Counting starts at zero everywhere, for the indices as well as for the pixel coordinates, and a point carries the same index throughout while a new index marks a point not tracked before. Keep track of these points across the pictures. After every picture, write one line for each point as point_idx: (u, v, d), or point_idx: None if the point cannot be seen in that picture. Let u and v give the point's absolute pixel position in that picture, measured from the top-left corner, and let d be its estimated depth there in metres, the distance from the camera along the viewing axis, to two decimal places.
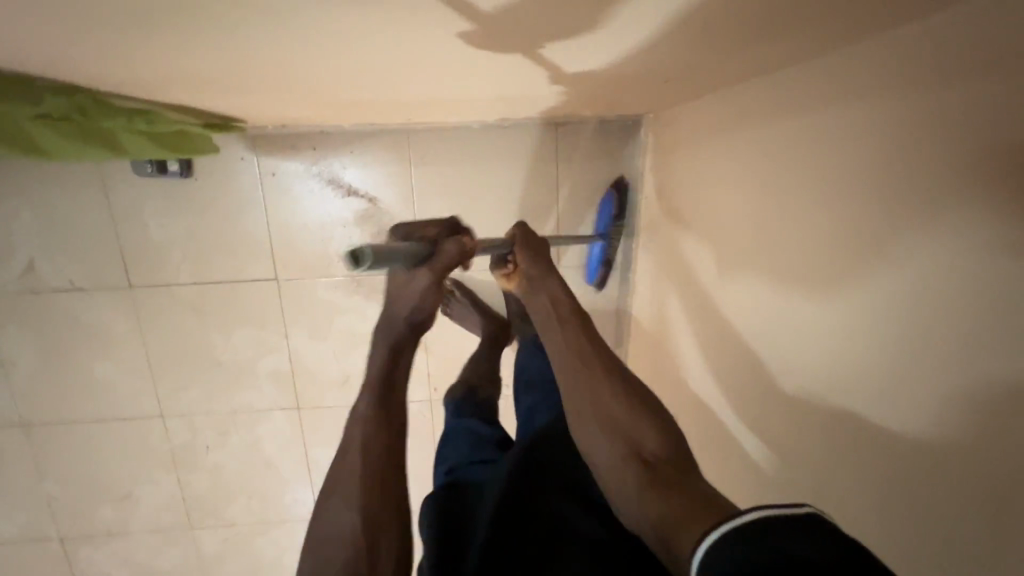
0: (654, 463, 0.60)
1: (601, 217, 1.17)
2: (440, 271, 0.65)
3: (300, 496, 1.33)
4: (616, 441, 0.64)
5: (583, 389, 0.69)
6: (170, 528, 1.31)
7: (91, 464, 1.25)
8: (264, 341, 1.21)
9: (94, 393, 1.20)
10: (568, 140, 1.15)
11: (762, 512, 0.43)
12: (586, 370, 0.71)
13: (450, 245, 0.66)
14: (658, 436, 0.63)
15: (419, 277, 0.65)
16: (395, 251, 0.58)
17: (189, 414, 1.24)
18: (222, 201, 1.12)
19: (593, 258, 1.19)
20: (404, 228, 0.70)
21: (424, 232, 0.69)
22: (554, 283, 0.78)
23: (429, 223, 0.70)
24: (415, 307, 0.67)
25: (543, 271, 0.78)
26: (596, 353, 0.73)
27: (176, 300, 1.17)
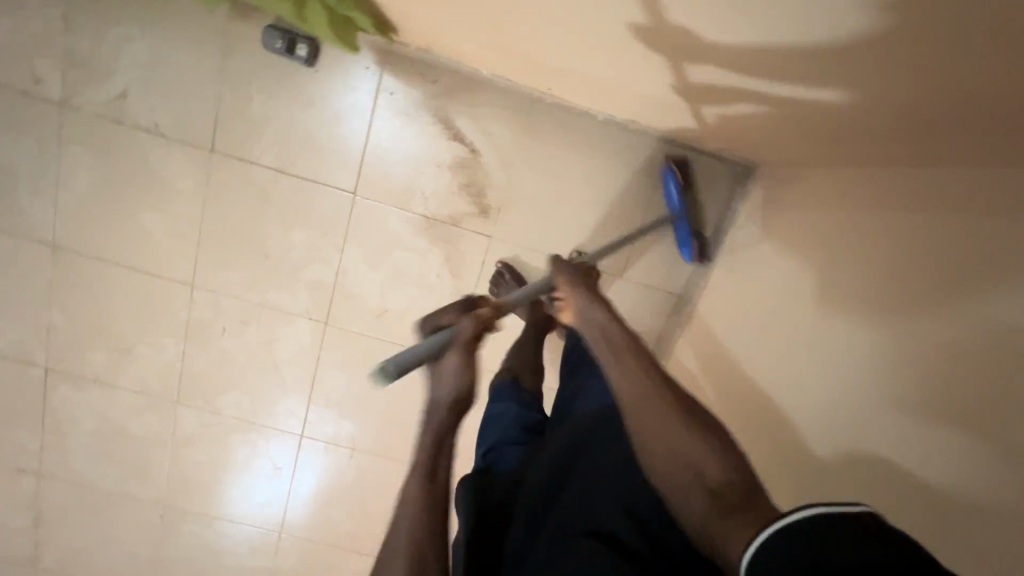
0: (719, 490, 0.53)
1: (635, 176, 1.14)
2: (468, 347, 0.68)
3: (293, 409, 1.31)
4: (670, 466, 0.58)
5: (638, 410, 0.63)
6: (157, 396, 1.29)
7: (104, 307, 1.22)
8: (317, 248, 1.20)
9: (136, 240, 1.18)
10: (673, 161, 1.16)
11: (810, 511, 0.44)
12: (638, 391, 0.64)
13: (467, 321, 0.69)
14: (714, 455, 0.56)
15: (451, 359, 0.67)
16: (419, 351, 0.66)
17: (218, 293, 1.22)
18: (334, 100, 1.11)
19: (684, 236, 1.15)
20: (425, 321, 0.75)
21: (442, 318, 0.74)
22: (597, 315, 0.75)
23: (444, 309, 0.74)
24: (455, 389, 0.66)
25: (592, 299, 0.77)
26: (647, 376, 0.65)
27: (251, 177, 1.14)
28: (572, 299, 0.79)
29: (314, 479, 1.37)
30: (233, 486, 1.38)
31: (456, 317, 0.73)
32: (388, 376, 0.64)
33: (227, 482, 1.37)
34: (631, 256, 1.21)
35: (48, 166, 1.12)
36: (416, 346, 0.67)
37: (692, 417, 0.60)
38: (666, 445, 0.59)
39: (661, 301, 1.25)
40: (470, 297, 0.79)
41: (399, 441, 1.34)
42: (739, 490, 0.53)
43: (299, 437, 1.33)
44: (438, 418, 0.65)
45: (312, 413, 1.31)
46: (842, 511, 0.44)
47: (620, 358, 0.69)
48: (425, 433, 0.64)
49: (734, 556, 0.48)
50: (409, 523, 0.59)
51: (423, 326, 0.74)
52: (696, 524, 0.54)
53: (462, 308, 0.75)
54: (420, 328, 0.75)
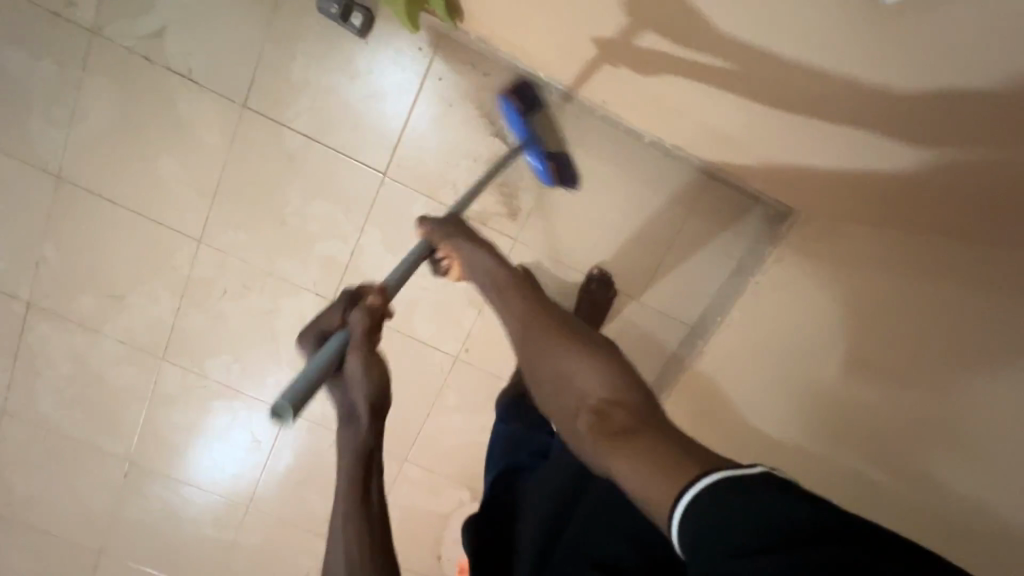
0: (603, 412, 0.52)
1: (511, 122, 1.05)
2: (367, 348, 0.62)
3: (282, 382, 1.27)
4: (561, 398, 0.57)
5: (533, 348, 0.61)
6: (142, 349, 1.23)
7: (101, 249, 1.16)
8: (336, 223, 1.16)
9: (148, 185, 1.12)
10: (709, 194, 1.16)
11: (720, 477, 0.40)
12: (530, 328, 0.63)
13: (360, 316, 0.64)
14: (595, 376, 0.55)
15: (353, 364, 0.60)
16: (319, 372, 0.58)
17: (225, 253, 1.17)
18: (379, 76, 1.08)
19: (539, 164, 1.07)
20: (314, 330, 0.67)
21: (330, 321, 0.67)
22: (478, 256, 0.75)
23: (328, 310, 0.67)
24: (371, 390, 0.59)
25: (470, 243, 0.76)
26: (536, 312, 0.64)
27: (280, 140, 1.10)
28: (453, 246, 0.78)
29: (292, 458, 1.33)
30: (206, 454, 1.33)
31: (345, 315, 0.66)
32: (286, 416, 0.52)
33: (201, 449, 1.32)
34: (651, 281, 1.21)
35: (66, 94, 1.06)
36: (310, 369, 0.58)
37: (583, 346, 0.58)
38: (555, 377, 0.58)
39: (674, 329, 1.24)
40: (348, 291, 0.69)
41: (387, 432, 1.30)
42: (629, 412, 0.51)
43: None
44: (358, 427, 0.58)
45: None
46: (748, 472, 0.40)
47: (505, 297, 0.68)
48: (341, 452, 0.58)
49: (630, 485, 0.46)
50: (343, 543, 0.54)
51: (305, 337, 0.66)
52: (590, 452, 0.52)
53: (347, 303, 0.67)
54: (306, 337, 0.66)
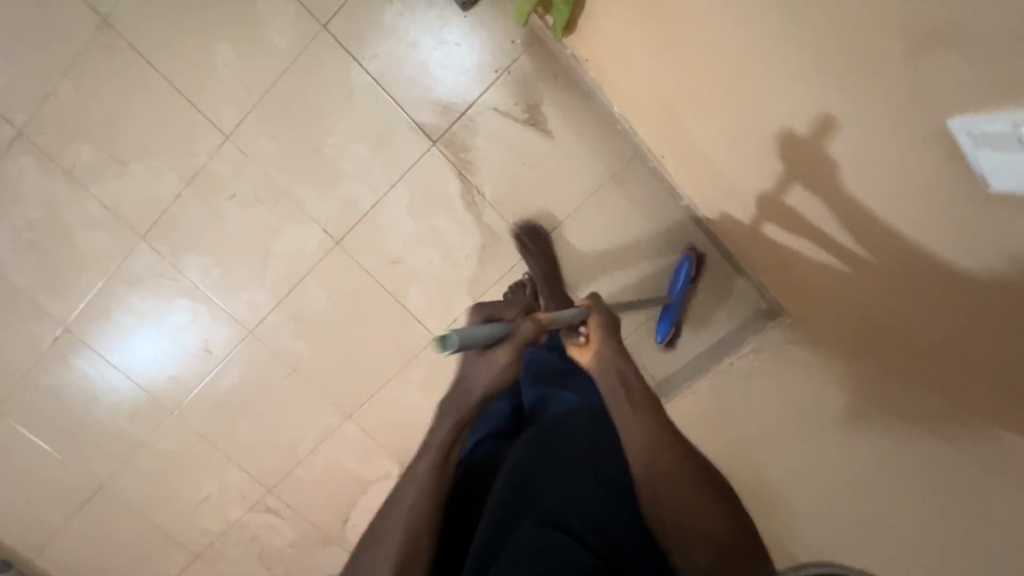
0: (732, 562, 0.60)
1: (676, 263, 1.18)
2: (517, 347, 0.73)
3: (256, 303, 1.23)
4: (666, 525, 0.63)
5: (654, 463, 0.64)
6: (124, 221, 1.17)
7: (121, 108, 1.10)
8: (370, 171, 1.15)
9: (197, 66, 1.08)
10: (715, 270, 1.24)
11: None
12: (653, 444, 0.66)
13: (528, 325, 0.73)
14: (721, 518, 0.62)
15: (499, 355, 0.73)
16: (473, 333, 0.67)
17: (249, 159, 1.13)
18: (467, 52, 1.09)
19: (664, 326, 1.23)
20: (486, 309, 0.80)
21: (503, 313, 0.80)
22: (622, 360, 0.73)
23: (506, 308, 0.81)
24: (491, 382, 0.74)
25: (610, 337, 0.77)
26: (659, 424, 0.67)
27: (347, 73, 1.09)
28: (601, 338, 0.76)
29: (236, 380, 1.29)
30: (149, 347, 1.27)
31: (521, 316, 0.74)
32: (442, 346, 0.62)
33: (147, 342, 1.26)
34: (637, 328, 1.27)
35: None
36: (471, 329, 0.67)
37: (709, 489, 0.64)
38: (672, 504, 0.63)
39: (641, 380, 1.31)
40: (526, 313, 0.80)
41: (342, 384, 1.29)
42: (752, 564, 0.61)
43: (247, 332, 1.25)
44: (468, 398, 0.73)
45: (272, 318, 1.24)
46: None
47: (631, 402, 0.69)
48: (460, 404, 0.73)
49: None
50: (413, 497, 0.67)
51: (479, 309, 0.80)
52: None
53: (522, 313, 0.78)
54: (481, 309, 0.80)
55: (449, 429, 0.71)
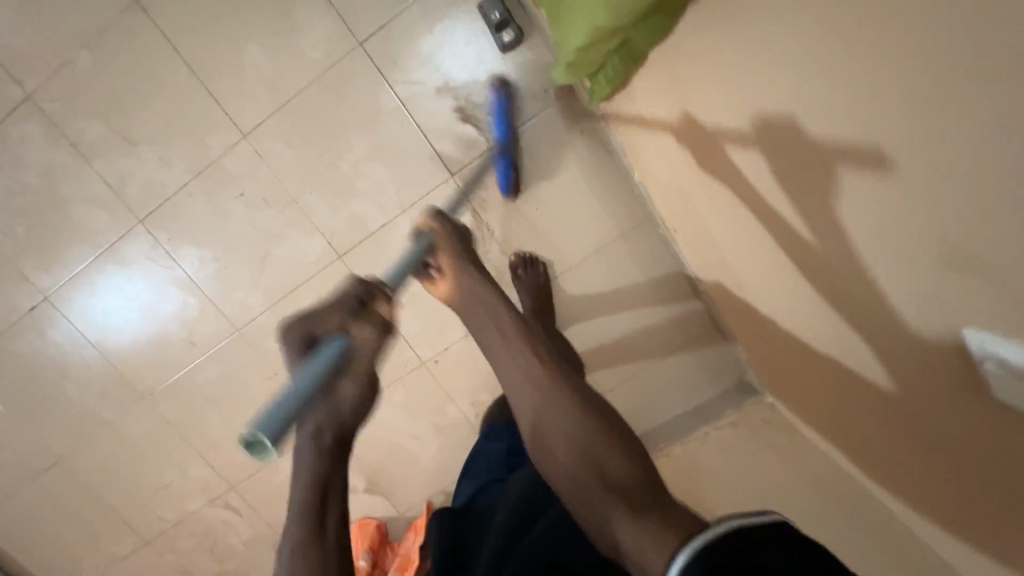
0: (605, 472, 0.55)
1: (494, 124, 1.07)
2: (362, 368, 0.62)
3: (247, 303, 1.21)
4: (551, 453, 0.59)
5: (534, 394, 0.63)
6: (124, 201, 1.14)
7: (139, 89, 1.08)
8: (383, 192, 1.14)
9: (224, 62, 1.06)
10: (705, 338, 1.27)
11: (730, 523, 0.43)
12: (529, 363, 0.65)
13: (369, 334, 0.65)
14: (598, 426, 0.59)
15: (343, 388, 0.61)
16: (292, 394, 0.55)
17: (262, 160, 1.12)
18: (499, 92, 1.08)
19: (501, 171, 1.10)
20: (297, 328, 0.65)
21: (315, 327, 0.65)
22: (471, 279, 0.75)
23: (319, 319, 0.65)
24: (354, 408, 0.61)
25: (458, 264, 0.77)
26: (532, 346, 0.67)
27: (376, 93, 1.08)
28: (455, 269, 0.77)
29: (214, 375, 1.26)
30: (130, 329, 1.24)
31: (348, 322, 0.65)
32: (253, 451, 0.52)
33: (128, 324, 1.24)
34: (621, 381, 1.29)
35: None
36: (284, 390, 0.56)
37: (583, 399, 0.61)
38: (548, 425, 0.60)
39: None
40: (354, 291, 0.69)
41: None
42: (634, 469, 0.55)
43: (233, 329, 1.23)
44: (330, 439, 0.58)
45: (261, 320, 1.22)
46: (760, 519, 0.43)
47: (495, 330, 0.69)
48: (311, 460, 0.57)
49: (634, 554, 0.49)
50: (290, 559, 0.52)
51: (290, 341, 0.64)
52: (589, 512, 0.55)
53: (350, 309, 0.66)
54: (293, 335, 0.65)
55: (318, 475, 0.56)
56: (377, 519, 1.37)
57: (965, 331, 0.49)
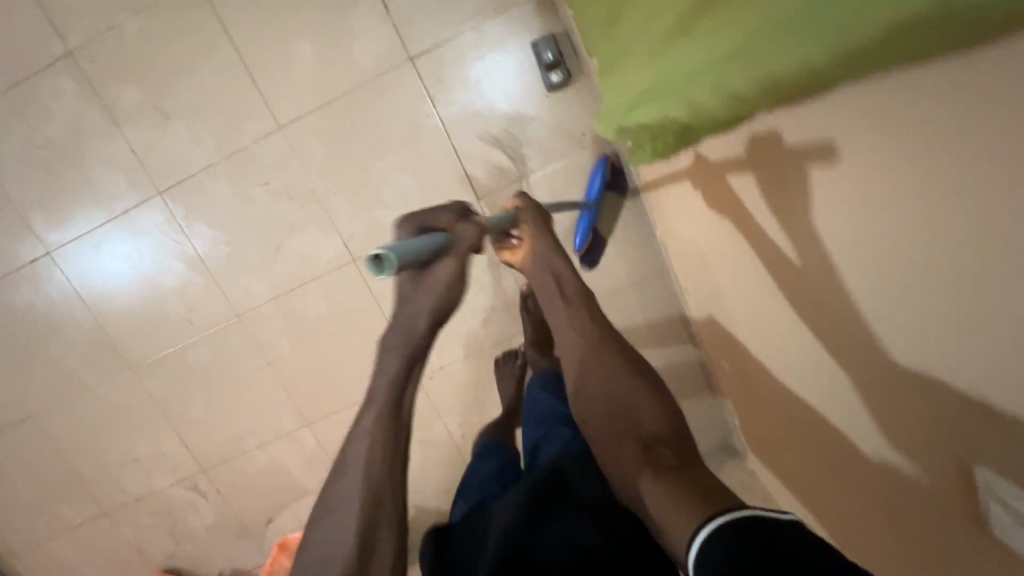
0: (648, 443, 0.61)
1: (595, 181, 1.08)
2: (461, 253, 0.67)
3: (252, 291, 1.20)
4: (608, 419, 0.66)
5: (604, 372, 0.69)
6: (147, 172, 1.14)
7: (182, 65, 1.08)
8: (407, 205, 1.15)
9: (272, 55, 1.07)
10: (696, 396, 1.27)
11: (749, 512, 0.45)
12: (598, 343, 0.71)
13: (467, 228, 0.69)
14: (654, 404, 0.65)
15: (439, 269, 0.66)
16: (415, 252, 0.62)
17: (293, 155, 1.12)
18: (537, 128, 1.10)
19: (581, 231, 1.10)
20: (416, 219, 0.71)
21: (438, 219, 0.70)
22: (554, 258, 0.78)
23: (439, 211, 0.71)
24: (438, 303, 0.65)
25: (549, 247, 0.80)
26: (596, 327, 0.73)
27: (416, 109, 1.10)
28: (535, 245, 0.80)
29: (206, 357, 1.25)
30: (131, 297, 1.22)
31: (455, 223, 0.70)
32: (379, 267, 0.59)
33: (128, 293, 1.22)
34: None
35: None
36: (415, 243, 0.63)
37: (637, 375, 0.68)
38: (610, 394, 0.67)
39: None
40: (460, 205, 0.73)
41: (309, 393, 1.27)
42: (671, 444, 0.60)
43: (234, 315, 1.22)
44: (412, 334, 0.63)
45: (263, 310, 1.21)
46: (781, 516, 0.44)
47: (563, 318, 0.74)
48: (392, 353, 0.63)
49: (662, 516, 0.53)
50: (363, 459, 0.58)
51: (407, 221, 0.71)
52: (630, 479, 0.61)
53: (460, 212, 0.71)
54: (410, 222, 0.71)
55: (390, 378, 0.62)
56: None
57: (978, 473, 0.47)
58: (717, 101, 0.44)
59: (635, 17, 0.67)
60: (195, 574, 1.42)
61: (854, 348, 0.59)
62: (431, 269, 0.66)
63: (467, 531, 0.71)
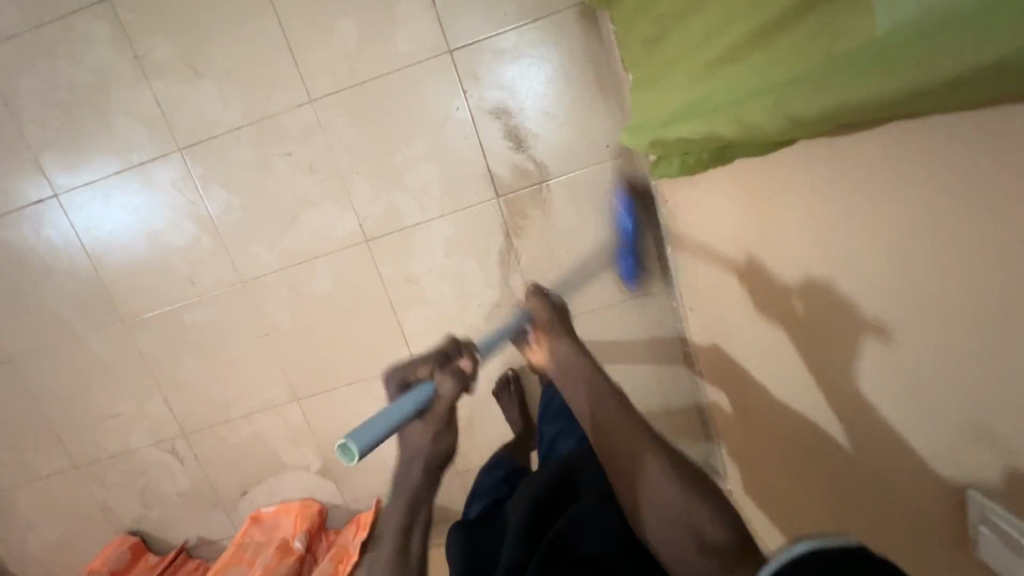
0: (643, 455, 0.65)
1: (625, 217, 1.12)
2: (448, 409, 0.71)
3: (259, 259, 1.20)
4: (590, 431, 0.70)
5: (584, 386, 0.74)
6: (170, 127, 1.13)
7: (221, 26, 1.08)
8: (426, 194, 1.16)
9: (313, 29, 1.08)
10: (684, 415, 1.29)
11: (806, 545, 0.44)
12: (575, 362, 0.77)
13: (447, 381, 0.72)
14: (636, 415, 0.68)
15: (438, 411, 0.70)
16: (388, 426, 0.65)
17: (320, 130, 1.13)
18: (562, 134, 1.12)
19: (626, 265, 1.16)
20: (398, 374, 0.76)
21: (417, 371, 0.75)
22: (537, 298, 0.87)
23: (420, 365, 0.76)
24: (440, 444, 0.69)
25: (534, 300, 0.89)
26: (576, 349, 0.79)
27: (447, 100, 1.11)
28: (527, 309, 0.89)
29: (203, 320, 1.24)
30: (133, 251, 1.21)
31: (439, 375, 0.73)
32: (349, 456, 0.61)
33: (132, 245, 1.20)
34: None
35: None
36: (385, 416, 0.65)
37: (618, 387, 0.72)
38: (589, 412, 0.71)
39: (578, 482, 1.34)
40: (448, 344, 0.77)
41: (302, 368, 1.26)
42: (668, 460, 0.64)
43: (237, 281, 1.21)
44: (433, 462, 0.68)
45: (268, 279, 1.21)
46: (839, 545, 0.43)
47: (548, 342, 0.83)
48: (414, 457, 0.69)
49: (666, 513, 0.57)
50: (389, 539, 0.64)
51: (391, 377, 0.76)
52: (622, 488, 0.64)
53: (439, 360, 0.75)
54: (393, 380, 0.76)
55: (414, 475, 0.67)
56: (321, 504, 1.34)
57: (969, 498, 0.47)
58: (775, 121, 0.46)
59: (681, 41, 0.69)
60: (159, 539, 1.39)
61: (847, 376, 0.62)
62: (417, 423, 0.70)
63: (492, 530, 0.77)
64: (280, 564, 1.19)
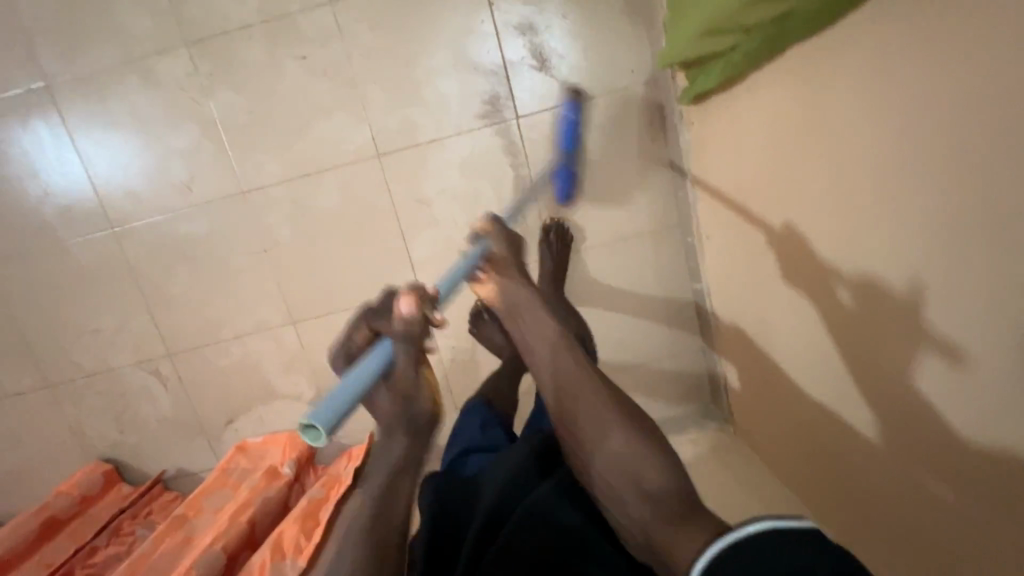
0: (644, 481, 0.60)
1: (569, 134, 1.08)
2: (399, 386, 0.62)
3: (263, 168, 1.14)
4: (588, 440, 0.65)
5: (584, 388, 0.68)
6: (178, 19, 1.08)
7: None
8: (443, 109, 1.12)
9: None
10: (689, 359, 1.27)
11: (761, 524, 0.50)
12: (572, 361, 0.71)
13: (398, 324, 0.64)
14: (632, 426, 0.64)
15: (381, 398, 0.62)
16: (355, 396, 0.56)
17: (338, 34, 1.08)
18: (587, 56, 1.10)
19: (563, 182, 1.09)
20: (341, 348, 0.71)
21: (358, 340, 0.70)
22: (517, 286, 0.78)
23: (354, 330, 0.71)
24: (415, 399, 0.62)
25: (516, 275, 0.81)
26: (570, 348, 0.73)
27: (472, 11, 1.08)
28: (500, 278, 0.80)
29: (199, 231, 1.18)
30: (130, 154, 1.14)
31: (393, 322, 0.65)
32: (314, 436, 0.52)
33: (128, 145, 1.14)
34: None
35: None
36: (345, 380, 0.57)
37: (622, 400, 0.67)
38: (591, 412, 0.66)
39: None
40: (383, 299, 0.73)
41: (301, 288, 1.21)
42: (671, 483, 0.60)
43: (239, 190, 1.16)
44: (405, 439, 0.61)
45: (272, 191, 1.16)
46: (792, 528, 0.50)
47: (535, 330, 0.74)
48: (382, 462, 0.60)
49: (664, 552, 0.56)
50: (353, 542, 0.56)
51: (336, 359, 0.71)
52: (624, 511, 0.61)
53: (371, 315, 0.70)
54: (336, 360, 0.71)
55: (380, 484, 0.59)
56: (311, 437, 1.28)
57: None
58: None
59: None
60: (136, 469, 1.31)
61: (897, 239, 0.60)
62: (384, 386, 0.62)
63: (462, 485, 0.73)
64: (267, 487, 1.12)
